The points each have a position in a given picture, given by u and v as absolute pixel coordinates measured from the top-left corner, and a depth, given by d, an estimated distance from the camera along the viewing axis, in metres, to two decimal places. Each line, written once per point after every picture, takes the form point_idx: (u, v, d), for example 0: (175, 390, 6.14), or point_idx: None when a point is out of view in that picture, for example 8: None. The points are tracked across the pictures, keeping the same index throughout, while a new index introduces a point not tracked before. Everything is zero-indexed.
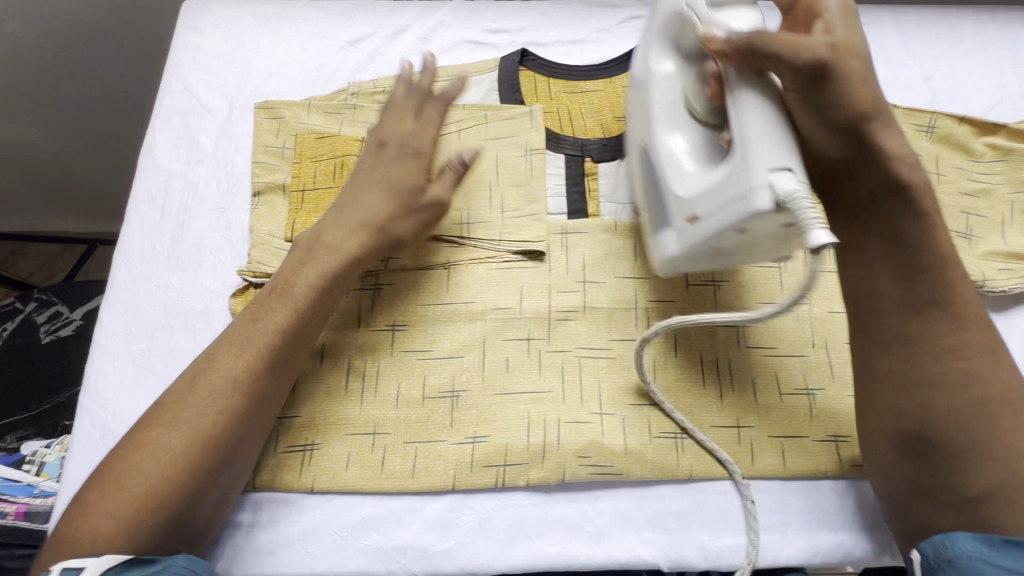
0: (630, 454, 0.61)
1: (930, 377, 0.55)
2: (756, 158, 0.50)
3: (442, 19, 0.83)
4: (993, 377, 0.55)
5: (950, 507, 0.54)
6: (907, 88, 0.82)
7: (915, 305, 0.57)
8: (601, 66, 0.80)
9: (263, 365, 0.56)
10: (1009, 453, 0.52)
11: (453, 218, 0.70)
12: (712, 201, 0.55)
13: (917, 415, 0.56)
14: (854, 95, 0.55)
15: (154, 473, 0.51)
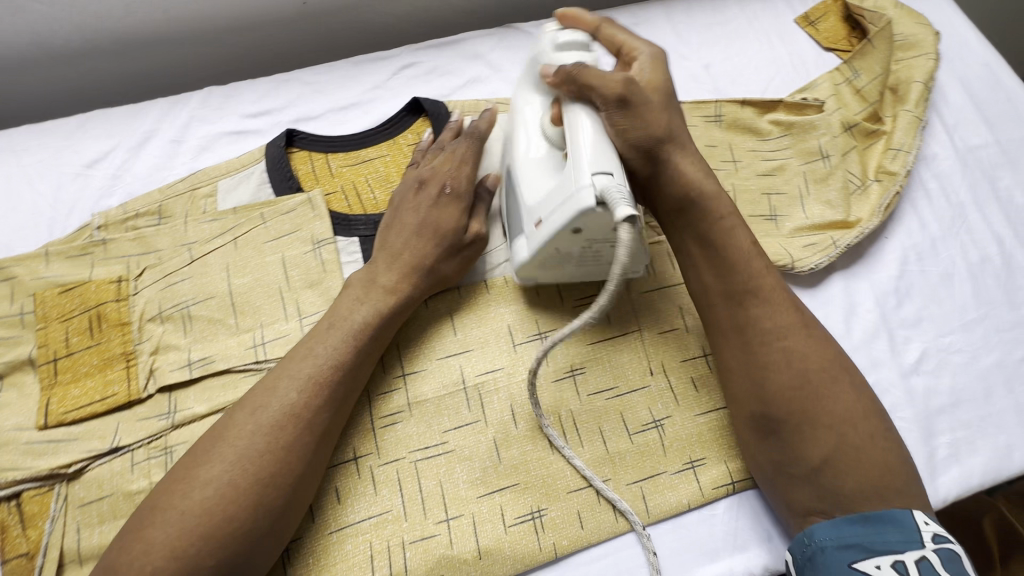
0: (486, 555, 0.56)
1: (761, 360, 0.57)
2: (583, 162, 0.53)
3: (192, 113, 0.74)
4: (813, 355, 0.57)
5: (801, 481, 0.55)
6: (691, 81, 0.82)
7: (734, 294, 0.60)
8: (380, 127, 0.74)
9: (308, 424, 0.53)
10: (834, 416, 0.55)
11: (242, 343, 0.62)
12: (551, 205, 0.56)
13: (760, 395, 0.57)
14: (652, 121, 0.60)
15: (169, 545, 0.47)
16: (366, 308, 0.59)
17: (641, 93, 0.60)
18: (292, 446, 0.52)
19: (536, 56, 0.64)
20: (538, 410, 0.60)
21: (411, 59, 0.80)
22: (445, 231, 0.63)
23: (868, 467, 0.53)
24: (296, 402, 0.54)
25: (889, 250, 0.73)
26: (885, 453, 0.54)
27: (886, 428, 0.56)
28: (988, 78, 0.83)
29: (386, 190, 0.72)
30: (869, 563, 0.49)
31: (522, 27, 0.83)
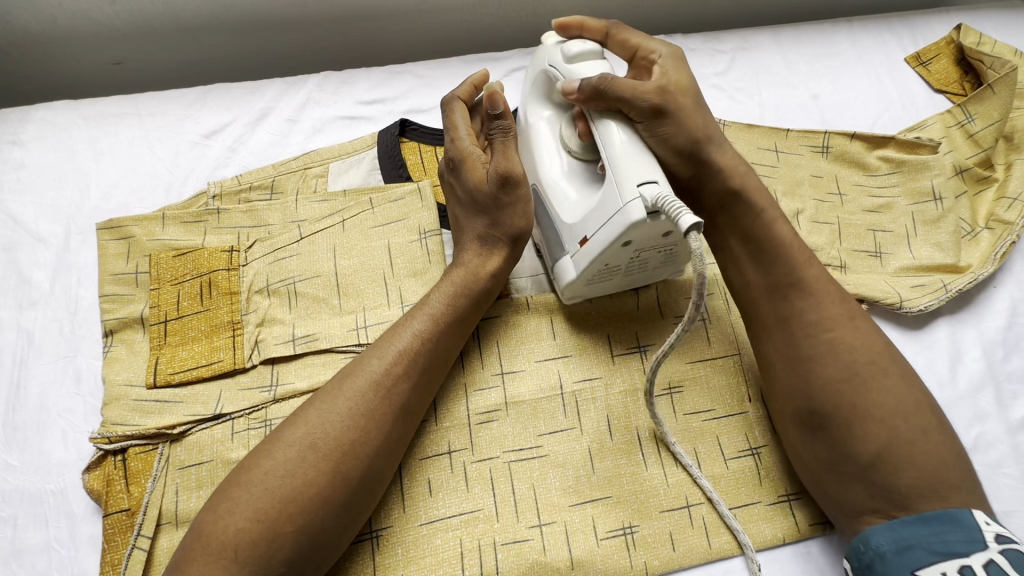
0: (577, 566, 0.55)
1: (811, 353, 0.55)
2: (625, 173, 0.52)
3: (309, 95, 0.76)
4: (868, 354, 0.55)
5: (853, 479, 0.52)
6: (797, 110, 0.82)
7: (779, 286, 0.58)
8: None
9: (389, 396, 0.53)
10: (885, 409, 0.53)
11: (345, 324, 0.63)
12: (595, 222, 0.55)
13: (805, 390, 0.55)
14: (694, 122, 0.59)
15: (253, 510, 0.47)
16: (443, 291, 0.59)
17: (673, 99, 0.58)
18: (375, 414, 0.52)
19: (547, 66, 0.63)
20: (661, 425, 0.59)
21: (522, 63, 0.81)
22: (478, 196, 0.61)
23: (922, 462, 0.51)
24: (379, 369, 0.54)
25: (998, 300, 0.71)
26: (941, 450, 0.52)
27: (943, 427, 0.53)
28: None
29: None
30: (932, 569, 0.46)
31: None
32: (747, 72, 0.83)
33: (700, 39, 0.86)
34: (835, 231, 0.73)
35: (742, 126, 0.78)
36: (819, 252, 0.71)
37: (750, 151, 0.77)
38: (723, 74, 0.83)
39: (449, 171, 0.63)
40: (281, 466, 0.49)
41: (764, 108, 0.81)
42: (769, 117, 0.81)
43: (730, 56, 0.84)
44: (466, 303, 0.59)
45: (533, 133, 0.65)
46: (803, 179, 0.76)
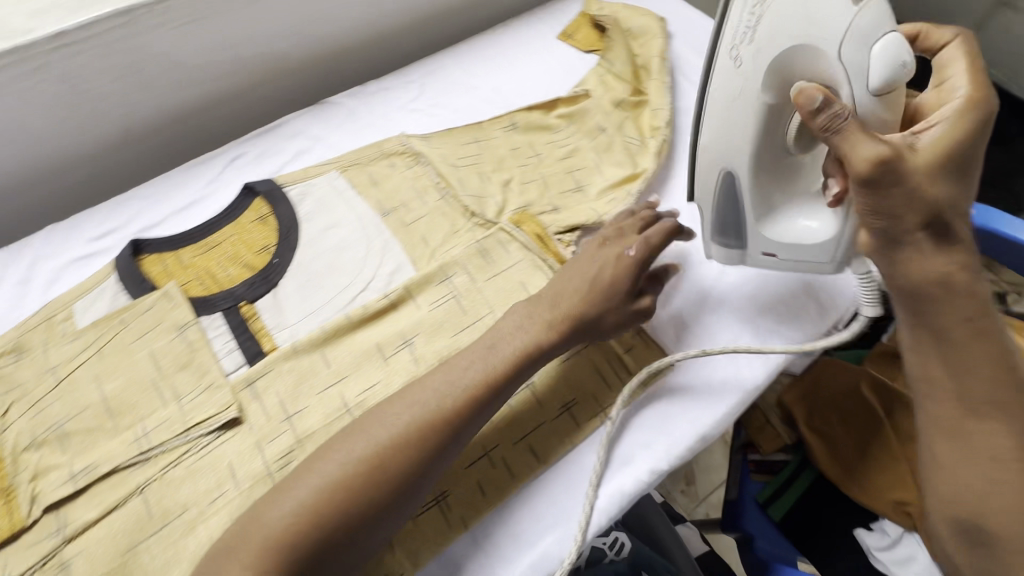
0: (402, 546, 0.61)
1: (982, 478, 0.53)
2: (824, 246, 0.67)
3: (34, 253, 0.78)
4: (977, 389, 0.54)
5: (960, 505, 0.55)
6: (486, 104, 0.97)
7: (962, 410, 0.55)
8: (221, 214, 0.82)
9: (395, 463, 0.58)
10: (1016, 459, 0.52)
11: (126, 440, 0.65)
12: (798, 234, 0.68)
13: (949, 409, 0.55)
14: (932, 195, 0.53)
15: (294, 518, 0.54)
16: (443, 381, 0.64)
17: (908, 159, 0.53)
18: (388, 468, 0.58)
19: (823, 54, 0.57)
20: (638, 376, 0.69)
21: (238, 151, 0.89)
22: (608, 288, 0.71)
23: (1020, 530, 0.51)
24: (410, 420, 0.60)
25: (676, 186, 0.89)
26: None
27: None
28: None
29: (239, 265, 0.78)
30: None
31: (331, 100, 0.95)
32: (436, 89, 0.98)
33: (390, 77, 0.99)
34: (541, 184, 0.87)
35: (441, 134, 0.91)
36: (533, 205, 0.84)
37: (455, 149, 0.90)
38: (417, 98, 0.96)
39: (603, 246, 0.74)
40: (279, 518, 0.54)
41: (458, 112, 0.95)
42: (464, 117, 0.95)
43: (418, 82, 0.98)
44: (466, 432, 0.62)
45: (755, 119, 0.64)
46: (505, 154, 0.90)
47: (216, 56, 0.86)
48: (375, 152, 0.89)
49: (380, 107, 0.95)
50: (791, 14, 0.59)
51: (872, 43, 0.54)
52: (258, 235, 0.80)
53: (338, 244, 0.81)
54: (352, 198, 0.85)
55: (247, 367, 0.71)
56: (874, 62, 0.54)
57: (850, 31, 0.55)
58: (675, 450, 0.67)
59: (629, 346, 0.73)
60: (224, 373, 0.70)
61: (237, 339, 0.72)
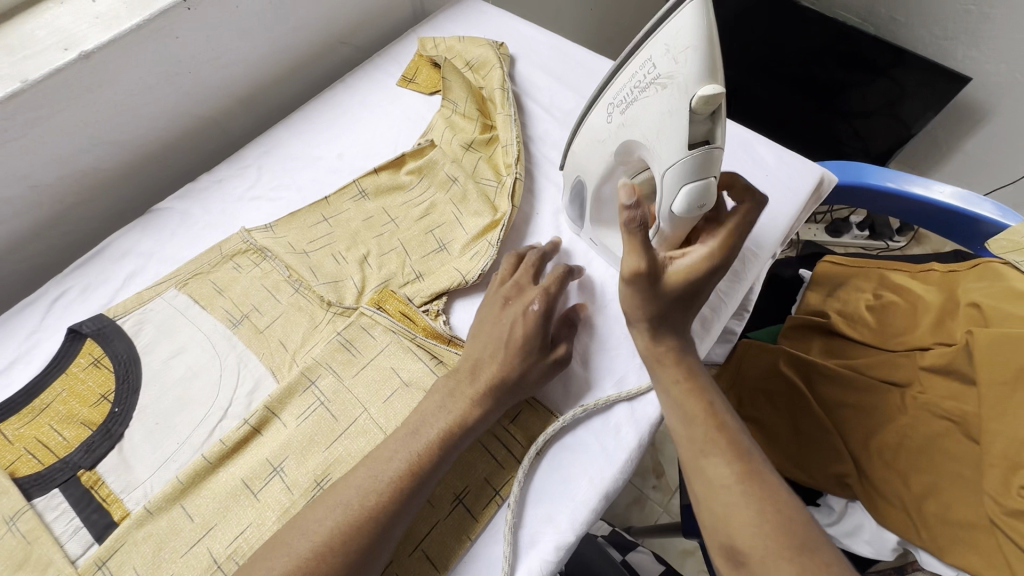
0: None
1: (723, 505, 0.55)
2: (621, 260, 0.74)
3: None
4: (705, 430, 0.60)
5: (726, 548, 0.54)
6: (333, 174, 0.90)
7: (693, 446, 0.60)
8: (46, 369, 0.73)
9: (359, 544, 0.53)
10: (748, 477, 0.56)
11: None
12: (611, 241, 0.75)
13: (689, 451, 0.61)
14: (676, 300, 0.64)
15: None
16: (407, 446, 0.59)
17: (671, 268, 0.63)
18: (327, 567, 0.51)
19: (680, 198, 0.55)
20: (558, 424, 0.67)
21: (60, 289, 0.80)
22: (520, 342, 0.67)
23: (775, 548, 0.51)
24: (354, 503, 0.55)
25: (543, 220, 0.85)
26: (780, 540, 0.51)
27: (792, 524, 0.52)
28: (558, 56, 1.03)
29: (74, 424, 0.69)
30: None
31: (160, 207, 0.87)
32: (276, 169, 0.91)
33: (224, 166, 0.91)
34: (401, 252, 0.81)
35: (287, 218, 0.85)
36: (394, 278, 0.79)
37: (304, 233, 0.83)
38: (256, 184, 0.89)
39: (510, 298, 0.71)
40: None
41: (303, 191, 0.89)
42: (311, 194, 0.88)
43: (255, 166, 0.91)
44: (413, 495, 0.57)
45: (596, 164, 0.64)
46: (358, 226, 0.84)
47: (7, 190, 0.76)
48: (216, 256, 0.81)
49: (218, 203, 0.87)
50: (651, 115, 0.53)
51: (681, 184, 0.54)
52: (92, 384, 0.72)
53: (187, 371, 0.73)
54: (197, 315, 0.77)
55: (98, 544, 0.62)
56: (685, 213, 0.56)
57: (674, 167, 0.53)
58: (579, 517, 0.63)
59: (516, 413, 0.69)
60: (70, 561, 0.61)
61: (82, 514, 0.64)
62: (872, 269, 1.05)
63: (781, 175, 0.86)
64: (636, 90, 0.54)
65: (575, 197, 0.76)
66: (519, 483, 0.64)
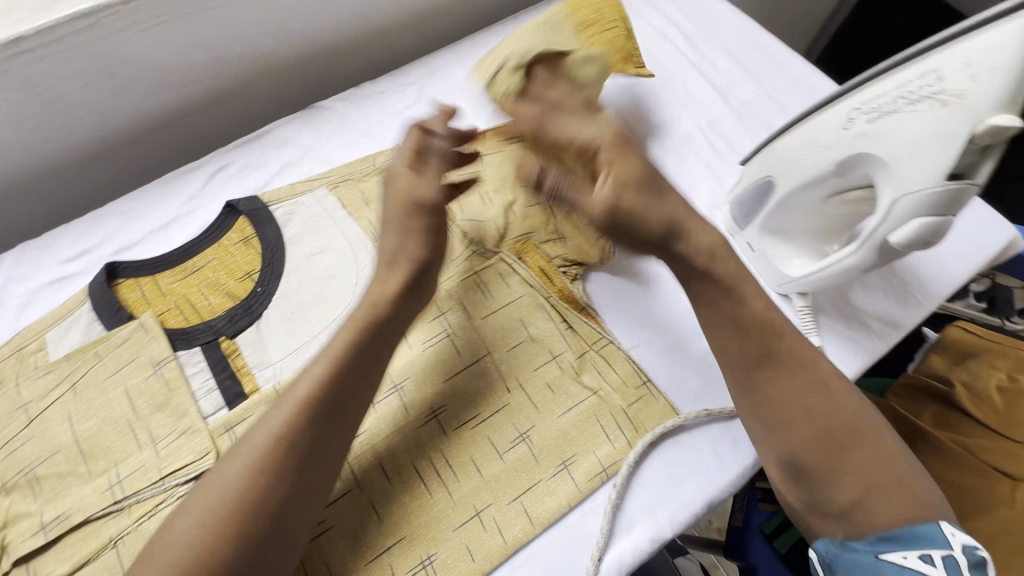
0: None
1: (782, 418, 0.57)
2: (777, 274, 0.71)
3: (8, 275, 0.74)
4: (782, 373, 0.58)
5: (832, 513, 0.56)
6: (491, 111, 0.89)
7: (751, 360, 0.59)
8: (202, 235, 0.76)
9: (297, 443, 0.52)
10: (836, 416, 0.56)
11: (97, 488, 0.61)
12: (773, 254, 0.71)
13: (762, 392, 0.58)
14: None
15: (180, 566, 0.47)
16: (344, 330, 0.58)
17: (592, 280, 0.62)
18: (274, 462, 0.51)
19: (913, 227, 0.52)
20: (679, 419, 0.66)
21: (221, 162, 0.82)
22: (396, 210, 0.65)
23: (888, 490, 0.54)
24: (297, 397, 0.54)
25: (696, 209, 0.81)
26: (874, 465, 0.54)
27: (881, 446, 0.56)
28: (745, 40, 0.95)
29: (220, 292, 0.73)
30: (896, 555, 0.52)
31: (323, 105, 0.88)
32: (437, 94, 0.89)
33: (387, 79, 0.91)
34: None
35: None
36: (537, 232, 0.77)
37: None
38: (415, 104, 0.88)
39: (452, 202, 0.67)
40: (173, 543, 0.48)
41: (460, 122, 0.87)
42: (467, 127, 0.87)
43: (417, 86, 0.90)
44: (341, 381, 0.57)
45: (801, 168, 0.61)
46: None
47: (196, 57, 0.78)
48: (368, 166, 0.82)
49: (376, 114, 0.88)
50: (909, 130, 0.51)
51: (917, 214, 0.52)
52: (241, 260, 0.75)
53: (327, 271, 0.75)
54: (342, 220, 0.79)
55: (227, 410, 0.67)
56: (906, 244, 0.53)
57: (918, 193, 0.51)
58: (680, 516, 0.63)
59: (637, 398, 0.68)
60: (202, 416, 0.66)
61: (217, 377, 0.68)
62: (1012, 349, 0.92)
63: (969, 226, 0.78)
64: (901, 101, 0.52)
65: (749, 196, 0.72)
66: (629, 466, 0.64)
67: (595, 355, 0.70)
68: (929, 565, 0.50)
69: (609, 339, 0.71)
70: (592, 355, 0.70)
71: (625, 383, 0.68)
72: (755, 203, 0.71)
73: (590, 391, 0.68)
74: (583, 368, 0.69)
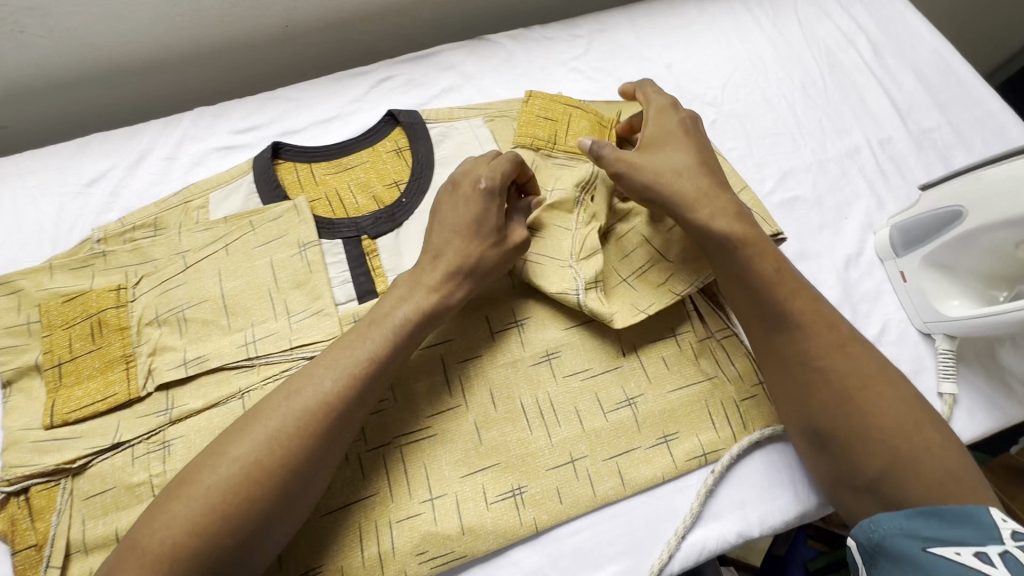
0: (469, 532, 0.59)
1: (800, 381, 0.58)
2: (928, 309, 0.68)
3: (184, 133, 0.79)
4: (794, 334, 0.58)
5: (863, 493, 0.55)
6: (654, 80, 0.87)
7: (769, 321, 0.60)
8: (360, 137, 0.79)
9: (340, 416, 0.54)
10: (853, 380, 0.56)
11: (234, 342, 0.66)
12: (928, 289, 0.68)
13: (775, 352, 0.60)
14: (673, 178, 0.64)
15: (191, 521, 0.48)
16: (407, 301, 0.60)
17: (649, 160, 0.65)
18: (315, 428, 0.53)
19: None
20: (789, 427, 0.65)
21: (388, 72, 0.85)
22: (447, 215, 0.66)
23: (923, 471, 0.52)
24: (356, 365, 0.56)
25: (849, 226, 0.77)
26: (903, 427, 0.54)
27: (921, 422, 0.54)
28: (938, 64, 0.89)
29: (367, 194, 0.76)
30: (946, 549, 0.45)
31: (491, 39, 0.88)
32: (603, 52, 0.88)
33: (557, 27, 0.90)
34: None
35: (572, 99, 0.80)
36: None
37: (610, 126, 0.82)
38: (580, 57, 0.88)
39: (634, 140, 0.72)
40: (205, 486, 0.49)
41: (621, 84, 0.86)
42: None
43: (586, 40, 0.89)
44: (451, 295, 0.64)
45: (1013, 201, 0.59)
46: None
47: None
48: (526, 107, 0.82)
49: (540, 59, 0.87)
50: None
51: None
52: (391, 169, 0.77)
53: None
54: (491, 153, 0.79)
55: (357, 303, 0.70)
56: None
57: None
58: (770, 519, 0.62)
59: (750, 396, 0.67)
60: (334, 303, 0.69)
61: (352, 272, 0.71)
62: None
63: None
64: None
65: (921, 223, 0.69)
66: (730, 458, 0.63)
67: (714, 343, 0.69)
68: (986, 564, 0.43)
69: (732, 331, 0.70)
70: (712, 342, 0.69)
71: (740, 378, 0.67)
72: (926, 232, 0.68)
73: (704, 376, 0.67)
74: (701, 353, 0.68)
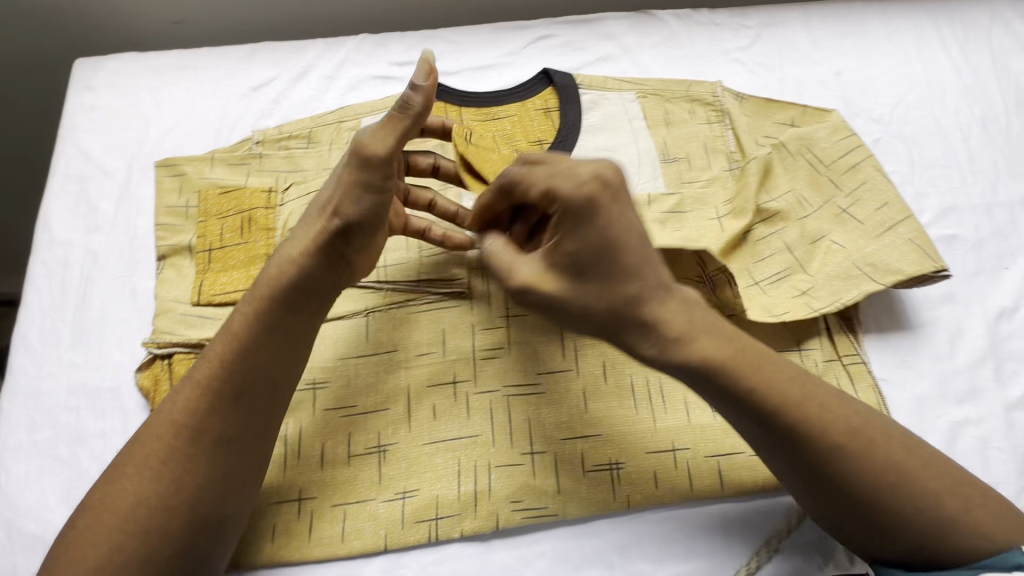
0: (563, 493, 0.60)
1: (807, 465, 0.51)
2: None
3: (347, 56, 0.82)
4: (805, 419, 0.51)
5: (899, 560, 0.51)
6: (819, 86, 0.82)
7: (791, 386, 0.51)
8: (512, 90, 0.79)
9: (201, 425, 0.53)
10: (866, 446, 0.50)
11: None
12: None
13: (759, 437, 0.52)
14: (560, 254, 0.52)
15: (109, 544, 0.49)
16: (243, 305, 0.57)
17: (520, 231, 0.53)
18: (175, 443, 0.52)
19: None
20: None
21: (547, 31, 0.84)
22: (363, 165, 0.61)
23: (961, 532, 0.48)
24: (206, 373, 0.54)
25: (1009, 278, 0.71)
26: (929, 483, 0.49)
27: (933, 463, 0.51)
28: None
29: (510, 147, 0.76)
30: None
31: (656, 14, 0.86)
32: (770, 47, 0.84)
33: (726, 13, 0.87)
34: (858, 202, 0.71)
35: None
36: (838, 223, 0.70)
37: (766, 125, 0.78)
38: (745, 49, 0.84)
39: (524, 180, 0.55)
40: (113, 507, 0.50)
41: (783, 83, 0.82)
42: (788, 92, 0.82)
43: (754, 31, 0.85)
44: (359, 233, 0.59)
45: None
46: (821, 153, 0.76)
47: None
48: (682, 89, 0.79)
49: (702, 43, 0.84)
50: None
51: None
52: (537, 127, 0.77)
53: None
54: (639, 129, 0.77)
55: None
56: None
57: None
58: None
59: None
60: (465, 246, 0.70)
61: None
62: None
63: None
64: None
65: None
66: None
67: (840, 366, 0.66)
68: None
69: (861, 359, 0.66)
70: (837, 365, 0.66)
71: None
72: None
73: None
74: (825, 373, 0.65)
